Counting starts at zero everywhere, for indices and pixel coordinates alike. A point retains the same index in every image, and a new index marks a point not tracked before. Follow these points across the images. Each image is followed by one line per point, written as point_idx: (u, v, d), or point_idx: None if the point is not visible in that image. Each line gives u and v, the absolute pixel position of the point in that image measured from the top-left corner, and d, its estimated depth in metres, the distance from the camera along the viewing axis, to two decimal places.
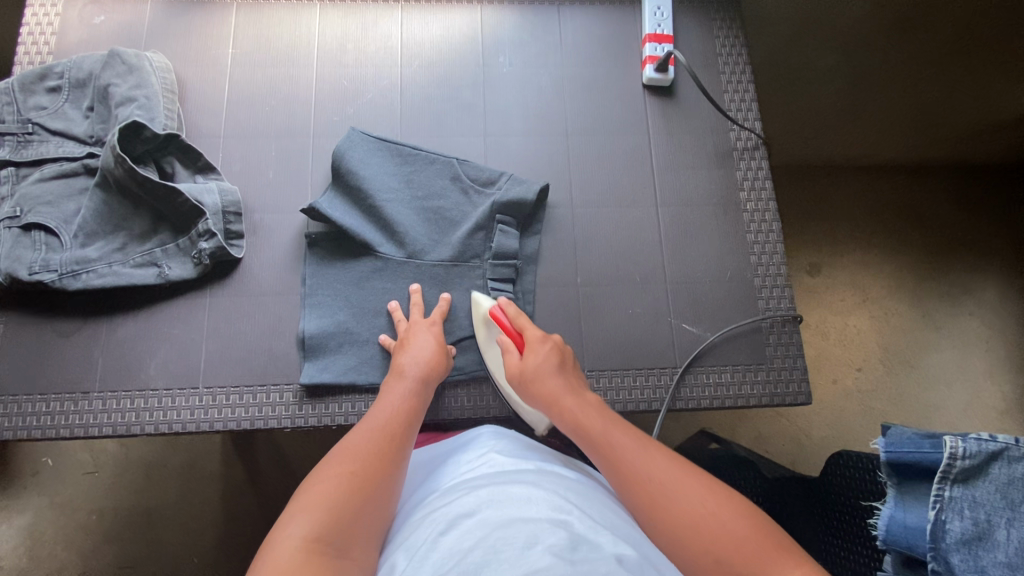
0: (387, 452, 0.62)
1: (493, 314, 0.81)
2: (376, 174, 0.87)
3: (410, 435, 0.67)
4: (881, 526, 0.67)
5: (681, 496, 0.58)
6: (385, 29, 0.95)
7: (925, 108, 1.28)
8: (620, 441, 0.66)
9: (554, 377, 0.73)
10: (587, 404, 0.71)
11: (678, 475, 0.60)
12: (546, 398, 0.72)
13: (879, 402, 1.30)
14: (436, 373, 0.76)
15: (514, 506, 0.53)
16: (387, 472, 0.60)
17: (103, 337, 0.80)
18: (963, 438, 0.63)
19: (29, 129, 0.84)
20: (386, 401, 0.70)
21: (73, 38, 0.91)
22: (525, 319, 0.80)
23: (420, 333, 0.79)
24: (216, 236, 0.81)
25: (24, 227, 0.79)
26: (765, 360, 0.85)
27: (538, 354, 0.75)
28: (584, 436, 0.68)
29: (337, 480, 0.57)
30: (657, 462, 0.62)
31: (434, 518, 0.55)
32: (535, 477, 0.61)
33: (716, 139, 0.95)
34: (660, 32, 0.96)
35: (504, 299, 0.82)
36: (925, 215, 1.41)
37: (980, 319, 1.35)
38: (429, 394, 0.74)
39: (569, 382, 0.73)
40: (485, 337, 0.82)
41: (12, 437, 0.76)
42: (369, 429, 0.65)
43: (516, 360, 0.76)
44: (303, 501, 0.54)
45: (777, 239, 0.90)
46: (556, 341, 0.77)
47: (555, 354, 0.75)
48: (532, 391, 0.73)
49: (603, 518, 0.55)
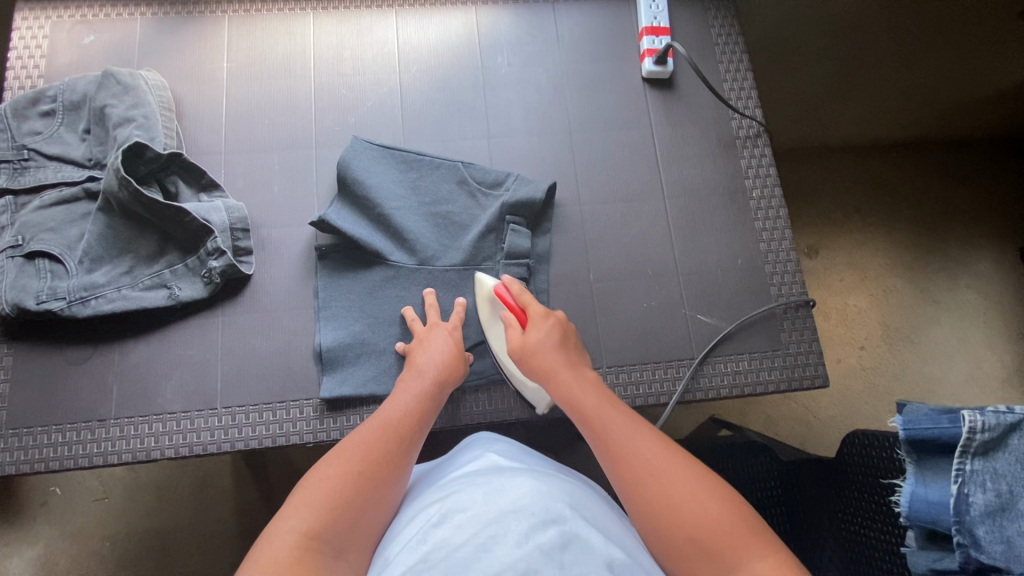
0: (393, 454, 0.61)
1: (497, 292, 0.80)
2: (382, 182, 0.86)
3: (419, 438, 0.65)
4: (903, 503, 0.68)
5: (665, 478, 0.58)
6: (381, 35, 0.95)
7: (916, 86, 1.29)
8: (610, 417, 0.66)
9: (553, 352, 0.73)
10: (584, 380, 0.71)
11: (665, 458, 0.60)
12: (544, 373, 0.72)
13: (884, 379, 1.32)
14: (453, 375, 0.75)
15: (508, 497, 0.54)
16: (393, 477, 0.60)
17: (116, 362, 0.79)
18: (981, 411, 0.64)
19: (25, 155, 0.82)
20: (399, 399, 0.69)
21: (63, 59, 0.90)
22: (528, 296, 0.79)
23: (438, 338, 0.78)
24: (226, 253, 0.80)
25: (27, 256, 0.78)
26: (781, 346, 0.86)
27: (538, 330, 0.75)
28: (578, 413, 0.68)
29: (339, 478, 0.56)
30: (643, 440, 0.62)
31: (427, 507, 0.57)
32: (530, 471, 0.62)
33: (718, 129, 0.95)
34: (656, 24, 0.96)
35: (508, 277, 0.81)
36: (919, 192, 1.42)
37: (977, 292, 1.37)
38: (443, 396, 0.73)
39: (568, 358, 0.73)
40: (499, 334, 0.82)
41: (29, 470, 0.74)
42: (379, 429, 0.63)
43: (518, 335, 0.76)
44: (302, 495, 0.54)
45: (784, 225, 0.91)
46: (560, 318, 0.77)
47: (557, 331, 0.75)
48: (531, 365, 0.73)
49: (596, 518, 0.56)
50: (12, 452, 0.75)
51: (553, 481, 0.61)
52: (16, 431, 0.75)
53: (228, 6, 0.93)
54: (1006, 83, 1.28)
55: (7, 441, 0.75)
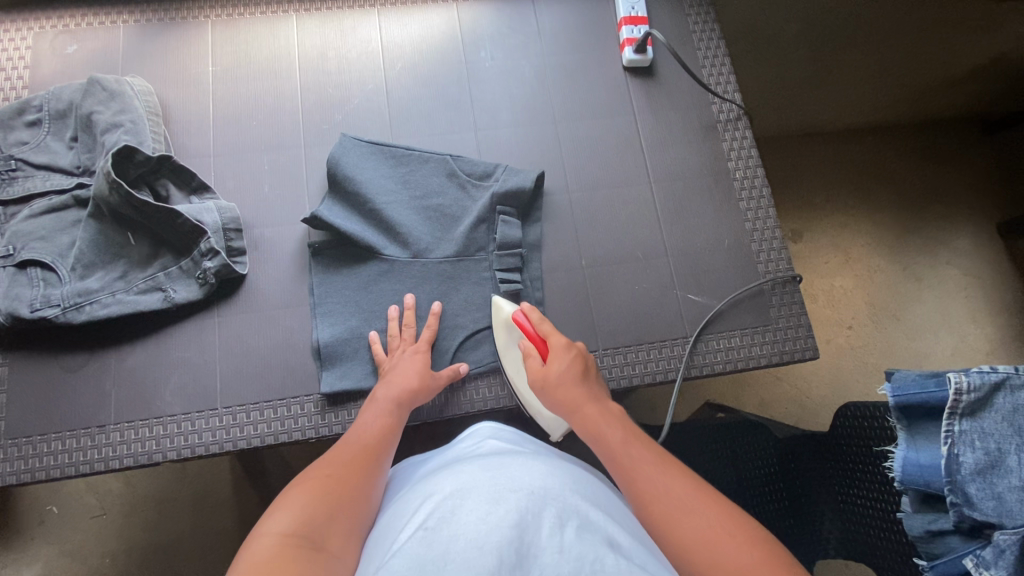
0: (362, 464, 0.63)
1: (516, 319, 0.80)
2: (372, 178, 0.87)
3: (388, 450, 0.67)
4: (897, 468, 0.70)
5: (699, 522, 0.55)
6: (364, 34, 0.96)
7: (888, 68, 1.32)
8: (638, 454, 0.63)
9: (576, 386, 0.71)
10: (609, 415, 0.69)
11: (699, 501, 0.56)
12: (567, 406, 0.71)
13: (872, 356, 1.35)
14: (414, 397, 0.74)
15: (507, 476, 0.55)
16: (364, 481, 0.61)
17: (113, 367, 0.79)
18: (966, 372, 0.66)
19: (12, 165, 0.82)
20: (364, 420, 0.71)
21: (47, 69, 0.90)
22: (549, 325, 0.78)
23: (404, 358, 0.78)
24: (220, 253, 0.80)
25: (19, 265, 0.77)
26: (771, 321, 0.88)
27: (561, 361, 0.73)
28: (604, 449, 0.66)
29: (314, 484, 0.58)
30: (671, 479, 0.59)
31: (426, 487, 0.57)
32: (528, 455, 0.62)
33: (699, 113, 0.97)
34: (634, 14, 0.98)
35: (528, 305, 0.81)
36: (897, 172, 1.46)
37: (958, 267, 1.41)
38: (404, 415, 0.73)
39: (592, 392, 0.71)
40: (506, 341, 0.82)
41: (31, 479, 0.74)
42: (349, 444, 0.66)
43: (539, 367, 0.75)
44: (282, 501, 0.55)
45: (768, 204, 0.93)
46: (581, 350, 0.75)
47: (578, 363, 0.73)
48: (554, 399, 0.72)
49: (594, 499, 0.57)
50: (12, 463, 0.74)
51: (553, 464, 0.61)
52: (15, 441, 0.75)
53: (211, 11, 0.94)
54: (975, 62, 1.32)
55: (5, 451, 0.75)
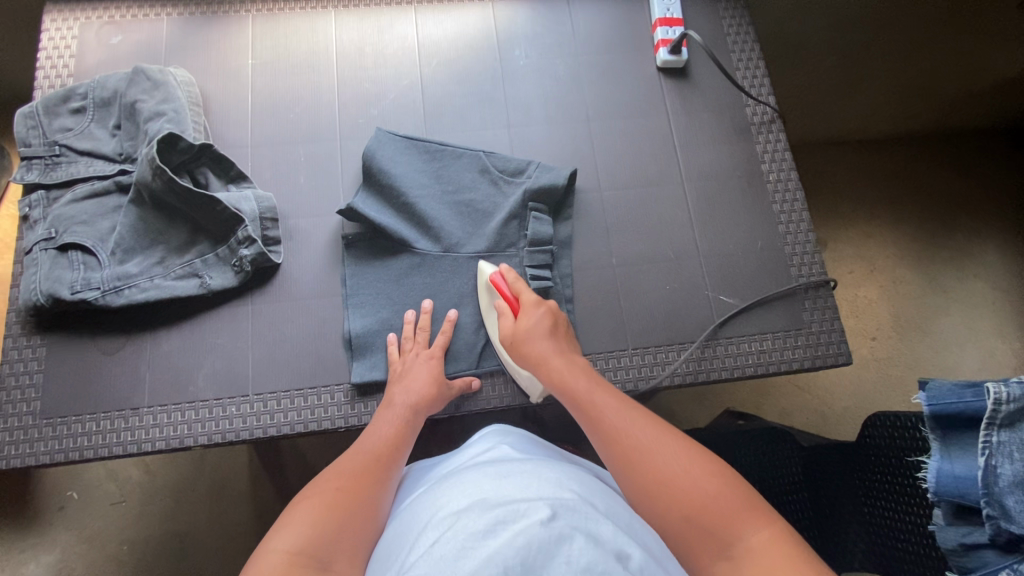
0: (372, 477, 0.62)
1: (493, 280, 0.80)
2: (406, 172, 0.88)
3: (398, 460, 0.66)
4: (930, 479, 0.68)
5: (660, 457, 0.59)
6: (400, 31, 0.97)
7: (919, 77, 1.31)
8: (603, 400, 0.66)
9: (544, 340, 0.73)
10: (574, 366, 0.71)
11: (661, 439, 0.60)
12: (534, 361, 0.72)
13: (896, 368, 1.33)
14: (430, 404, 0.75)
15: (516, 490, 0.52)
16: (372, 495, 0.61)
17: (148, 351, 0.80)
18: (1006, 383, 0.64)
19: (56, 151, 0.84)
20: (375, 427, 0.70)
21: (91, 59, 0.92)
22: (523, 284, 0.79)
23: (418, 364, 0.78)
24: (257, 242, 0.81)
25: (60, 248, 0.79)
26: (803, 325, 0.87)
27: (530, 317, 0.75)
28: (569, 397, 0.68)
29: (322, 499, 0.58)
30: (636, 422, 0.63)
31: (436, 501, 0.55)
32: (539, 463, 0.60)
33: (733, 115, 0.97)
34: (670, 15, 0.98)
35: (506, 265, 0.82)
36: (926, 182, 1.44)
37: (986, 280, 1.38)
38: (419, 422, 0.73)
39: (559, 346, 0.73)
40: (487, 303, 0.83)
41: (64, 458, 0.75)
42: (361, 452, 0.66)
43: (510, 324, 0.77)
44: (290, 515, 0.56)
45: (802, 206, 0.93)
46: (553, 308, 0.77)
47: (548, 319, 0.75)
48: (521, 352, 0.74)
49: (605, 508, 0.54)
50: (46, 442, 0.75)
51: (565, 471, 0.60)
52: (51, 420, 0.76)
53: (252, 6, 0.96)
54: (1009, 71, 1.30)
55: (41, 431, 0.76)
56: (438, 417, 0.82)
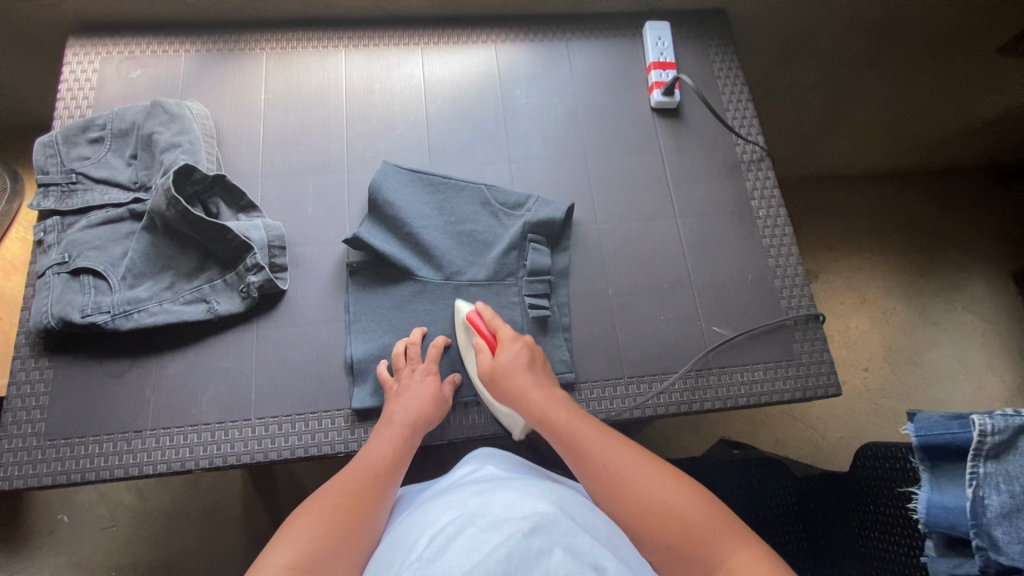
0: (367, 494, 0.64)
1: (470, 318, 0.83)
2: (410, 203, 0.91)
3: (394, 480, 0.68)
4: (921, 509, 0.70)
5: (643, 483, 0.61)
6: (408, 70, 1.02)
7: (903, 118, 1.37)
8: (583, 430, 0.68)
9: (523, 373, 0.76)
10: (553, 399, 0.73)
11: (641, 466, 0.63)
12: (514, 393, 0.74)
13: (887, 400, 1.34)
14: (427, 421, 0.76)
15: (501, 502, 0.55)
16: (368, 514, 0.62)
17: (153, 374, 0.81)
18: (990, 415, 0.67)
19: (73, 178, 0.87)
20: (371, 446, 0.72)
21: (110, 92, 0.96)
22: (500, 321, 0.82)
23: (415, 382, 0.79)
24: (264, 269, 0.84)
25: (72, 272, 0.81)
26: (793, 357, 0.89)
27: (508, 352, 0.78)
28: (551, 429, 0.70)
29: (320, 516, 0.59)
30: (617, 449, 0.65)
31: (424, 516, 0.57)
32: (522, 480, 0.63)
33: (723, 154, 1.01)
34: (663, 59, 1.04)
35: (482, 304, 0.85)
36: (911, 218, 1.49)
37: (973, 313, 1.42)
38: (416, 440, 0.75)
39: (538, 380, 0.76)
40: (465, 340, 0.85)
41: (66, 480, 0.76)
42: (356, 467, 0.67)
43: (488, 358, 0.78)
44: (287, 531, 0.57)
45: (790, 241, 0.96)
46: (529, 341, 0.80)
47: (525, 353, 0.78)
48: (501, 387, 0.76)
49: (586, 523, 0.56)
50: (49, 463, 0.76)
51: (549, 486, 0.62)
52: (54, 442, 0.77)
53: (266, 44, 1.01)
54: (986, 114, 1.35)
55: (43, 452, 0.77)
56: (436, 442, 0.83)
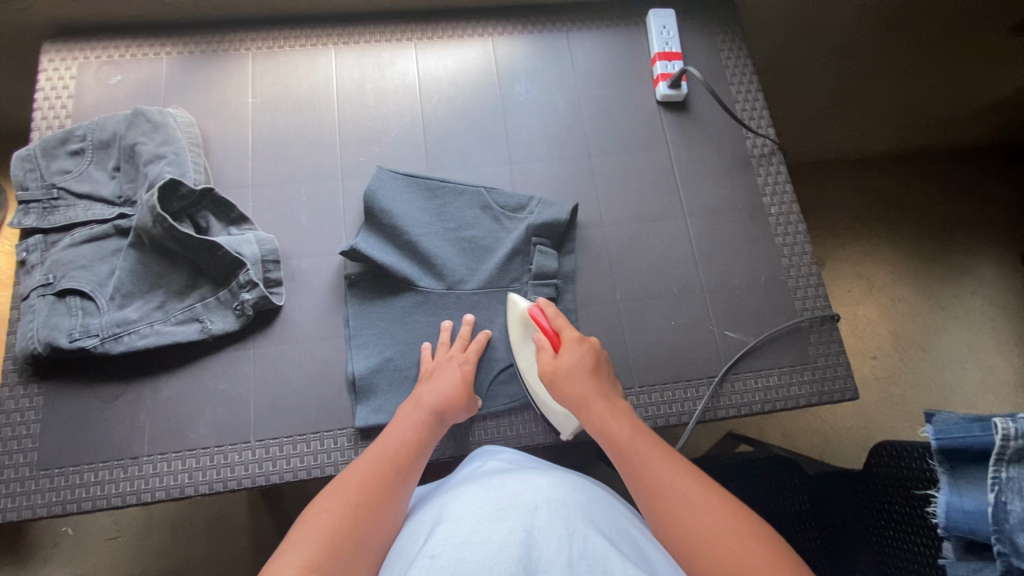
0: (386, 482, 0.62)
1: (531, 314, 0.79)
2: (407, 210, 0.88)
3: (416, 470, 0.65)
4: (939, 513, 0.65)
5: (701, 516, 0.55)
6: (401, 68, 0.97)
7: (914, 101, 1.32)
8: (644, 449, 0.64)
9: (585, 379, 0.72)
10: (618, 411, 0.69)
11: (705, 497, 0.57)
12: (576, 400, 0.71)
13: (897, 387, 1.32)
14: (455, 412, 0.74)
15: (508, 495, 0.54)
16: (388, 507, 0.59)
17: (147, 398, 0.78)
18: (1014, 417, 0.60)
19: (54, 194, 0.83)
20: (395, 430, 0.69)
21: (90, 100, 0.91)
22: (563, 320, 0.79)
23: (450, 368, 0.77)
24: (258, 285, 0.81)
25: (58, 294, 0.78)
26: (809, 360, 0.86)
27: (571, 354, 0.74)
28: (613, 445, 0.66)
29: (336, 512, 0.56)
30: (681, 477, 0.60)
31: (429, 515, 0.56)
32: (534, 471, 0.62)
33: (733, 148, 0.97)
34: (668, 49, 0.99)
35: (543, 300, 0.82)
36: (923, 203, 1.45)
37: (984, 297, 1.39)
38: (442, 431, 0.73)
39: (601, 386, 0.72)
40: (520, 335, 0.81)
41: (62, 511, 0.73)
42: (376, 457, 0.65)
43: (550, 359, 0.76)
44: (302, 530, 0.54)
45: (804, 238, 0.93)
46: (593, 343, 0.77)
47: (590, 356, 0.74)
48: (562, 391, 0.72)
49: (597, 509, 0.56)
50: (44, 494, 0.74)
51: (562, 476, 0.62)
52: (49, 471, 0.75)
53: (252, 44, 0.96)
54: (999, 94, 1.30)
55: (37, 482, 0.74)
56: (444, 459, 0.81)
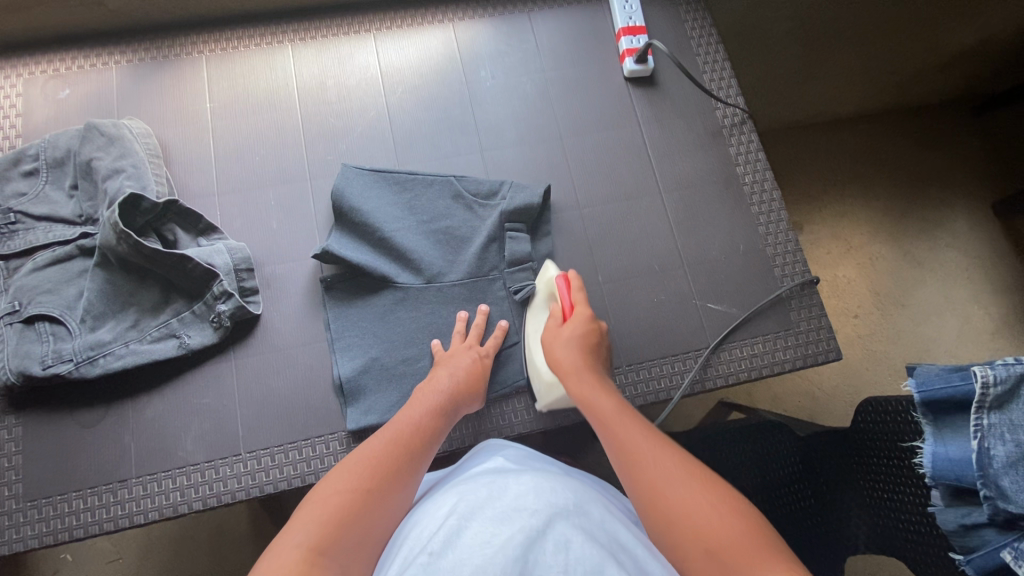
0: (396, 466, 0.61)
1: (557, 282, 0.79)
2: (377, 206, 0.86)
3: (429, 453, 0.65)
4: (926, 463, 0.65)
5: (675, 486, 0.55)
6: (361, 61, 0.94)
7: (880, 61, 1.32)
8: (629, 422, 0.64)
9: (579, 351, 0.73)
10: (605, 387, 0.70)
11: (680, 471, 0.57)
12: (564, 366, 0.72)
13: (880, 344, 1.34)
14: (468, 397, 0.74)
15: (510, 495, 0.53)
16: (397, 491, 0.59)
17: (131, 419, 0.77)
18: (991, 365, 0.62)
19: (11, 218, 0.80)
20: (410, 412, 0.69)
21: (40, 117, 0.88)
22: (583, 295, 0.78)
23: (466, 355, 0.78)
24: (234, 296, 0.79)
25: (26, 321, 0.75)
26: (792, 326, 0.87)
27: (574, 327, 0.74)
28: (595, 413, 0.67)
29: (346, 493, 0.57)
30: (659, 451, 0.60)
31: (427, 509, 0.56)
32: (537, 470, 0.61)
33: (704, 120, 0.97)
34: (632, 24, 0.98)
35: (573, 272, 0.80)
36: (893, 160, 1.47)
37: (957, 249, 1.41)
38: (456, 415, 0.73)
39: (592, 362, 0.72)
40: (540, 299, 0.83)
41: (53, 541, 0.72)
42: (391, 438, 0.65)
43: (554, 326, 0.76)
44: (309, 509, 0.55)
45: (778, 205, 0.93)
46: (600, 329, 0.76)
47: (593, 336, 0.74)
48: (554, 355, 0.74)
49: (599, 515, 0.55)
50: (33, 525, 0.72)
51: (565, 479, 0.61)
52: (35, 502, 0.73)
53: (205, 47, 0.92)
54: (962, 48, 1.31)
55: (24, 514, 0.73)
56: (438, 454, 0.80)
